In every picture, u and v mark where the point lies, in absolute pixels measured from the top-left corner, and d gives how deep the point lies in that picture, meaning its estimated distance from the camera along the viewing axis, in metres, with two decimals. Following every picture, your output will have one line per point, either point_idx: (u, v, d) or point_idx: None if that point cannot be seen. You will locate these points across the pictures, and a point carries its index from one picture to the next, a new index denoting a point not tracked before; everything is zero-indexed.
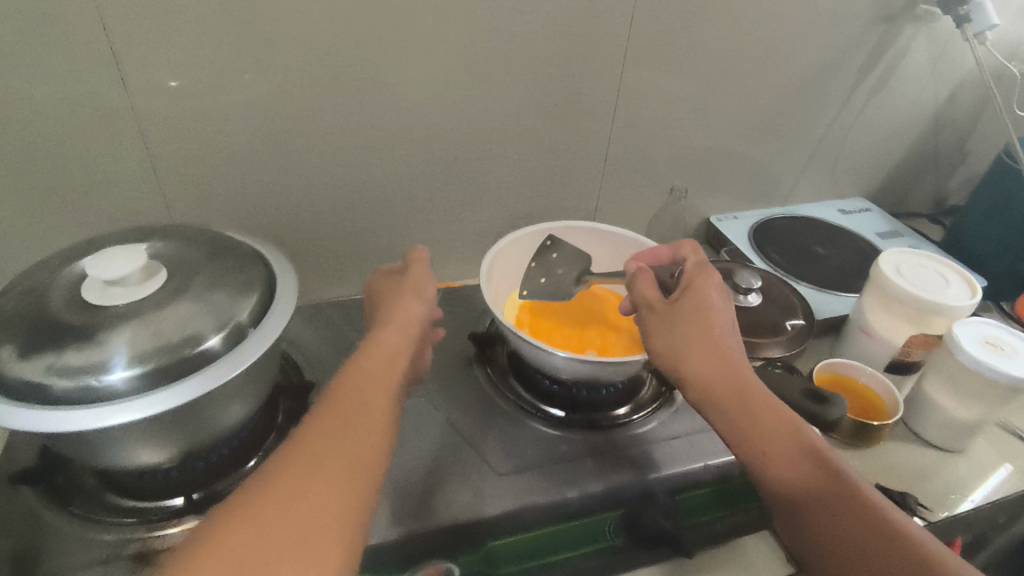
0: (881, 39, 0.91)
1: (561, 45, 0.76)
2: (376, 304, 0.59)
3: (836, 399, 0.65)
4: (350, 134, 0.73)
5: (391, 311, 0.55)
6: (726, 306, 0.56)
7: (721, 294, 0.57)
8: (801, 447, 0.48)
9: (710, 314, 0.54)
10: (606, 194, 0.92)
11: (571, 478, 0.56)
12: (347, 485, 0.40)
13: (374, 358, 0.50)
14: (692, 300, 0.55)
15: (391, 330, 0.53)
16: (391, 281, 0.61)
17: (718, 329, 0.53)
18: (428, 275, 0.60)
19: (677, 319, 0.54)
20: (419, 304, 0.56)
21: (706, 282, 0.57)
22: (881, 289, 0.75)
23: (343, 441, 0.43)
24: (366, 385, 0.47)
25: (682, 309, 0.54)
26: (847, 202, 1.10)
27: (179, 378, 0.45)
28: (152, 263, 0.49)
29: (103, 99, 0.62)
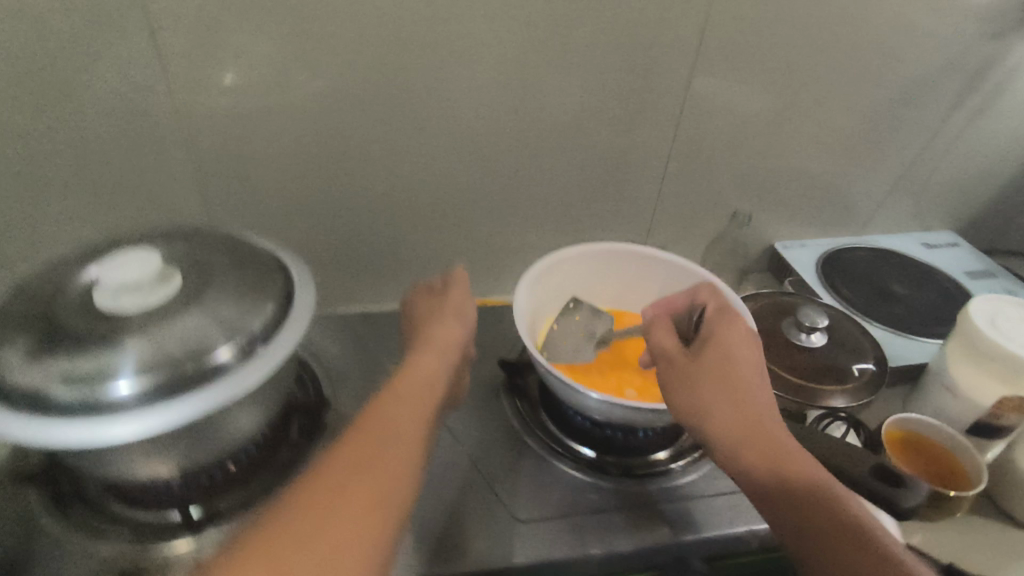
0: (989, 55, 0.81)
1: (621, 53, 0.70)
2: (409, 325, 0.55)
3: (915, 484, 0.54)
4: (392, 139, 0.70)
5: (430, 332, 0.52)
6: (756, 356, 0.50)
7: (750, 342, 0.51)
8: (837, 514, 0.41)
9: (737, 365, 0.49)
10: (661, 214, 0.86)
11: (598, 534, 0.51)
12: (372, 518, 0.35)
13: (411, 382, 0.46)
14: (714, 353, 0.50)
15: (430, 354, 0.49)
16: (428, 298, 0.57)
17: (743, 380, 0.48)
18: (466, 297, 0.56)
19: (701, 370, 0.49)
20: (458, 328, 0.53)
21: (730, 332, 0.51)
22: (968, 341, 0.66)
23: (371, 470, 0.38)
24: (400, 412, 0.43)
25: (705, 361, 0.49)
26: (933, 234, 0.99)
27: (184, 394, 0.42)
28: (167, 268, 0.46)
29: (145, 95, 0.61)
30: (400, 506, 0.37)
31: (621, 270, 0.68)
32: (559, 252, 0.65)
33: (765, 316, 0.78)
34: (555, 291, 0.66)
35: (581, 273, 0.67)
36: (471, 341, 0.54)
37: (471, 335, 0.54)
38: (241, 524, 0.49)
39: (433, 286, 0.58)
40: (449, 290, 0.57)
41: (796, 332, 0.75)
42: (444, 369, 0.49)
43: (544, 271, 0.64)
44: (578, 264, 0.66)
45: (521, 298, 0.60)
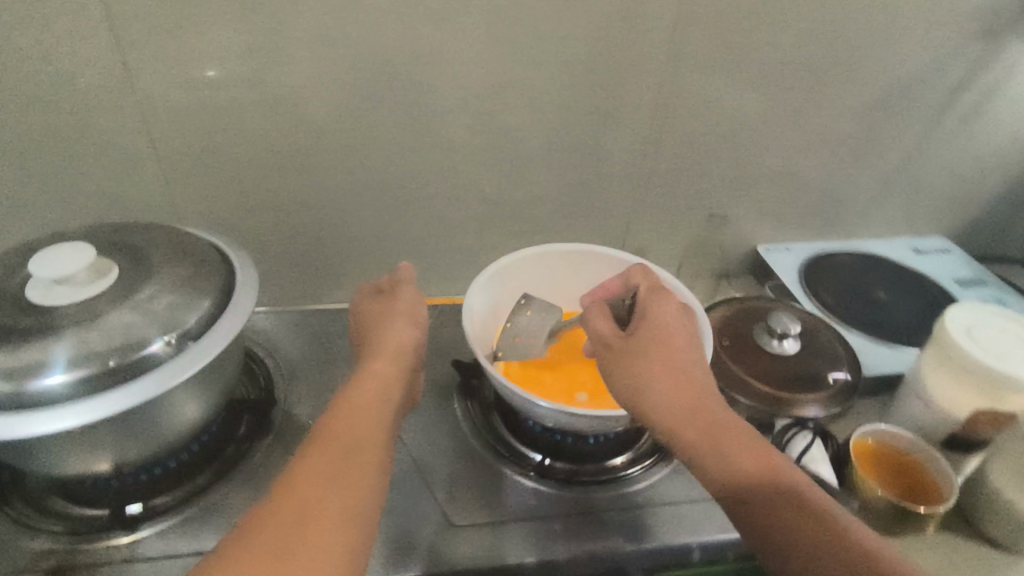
0: (980, 53, 0.78)
1: (589, 48, 0.69)
2: (357, 327, 0.55)
3: None
4: (359, 133, 0.71)
5: (379, 336, 0.51)
6: (686, 331, 0.53)
7: (680, 318, 0.54)
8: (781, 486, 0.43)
9: (672, 341, 0.51)
10: (638, 214, 0.85)
11: (535, 541, 0.50)
12: (344, 530, 0.37)
13: (365, 389, 0.47)
14: (648, 331, 0.52)
15: (383, 359, 0.49)
16: (377, 299, 0.56)
17: (678, 356, 0.50)
18: (418, 299, 0.56)
19: (641, 352, 0.50)
20: (410, 330, 0.52)
21: (662, 309, 0.53)
22: (943, 352, 0.63)
23: (334, 486, 0.39)
24: (357, 420, 0.44)
25: (642, 342, 0.51)
26: (925, 240, 0.96)
27: (112, 387, 0.42)
28: (103, 262, 0.46)
29: (107, 84, 0.62)
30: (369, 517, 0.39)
31: (583, 271, 0.67)
32: (518, 252, 0.65)
33: (738, 321, 0.76)
34: (511, 293, 0.66)
35: (542, 274, 0.67)
36: (425, 342, 0.53)
37: (424, 337, 0.54)
38: (176, 523, 0.50)
39: (385, 286, 0.57)
40: (399, 290, 0.56)
41: (768, 339, 0.73)
42: (399, 374, 0.49)
43: (500, 271, 0.64)
44: (538, 265, 0.66)
45: (473, 298, 0.60)
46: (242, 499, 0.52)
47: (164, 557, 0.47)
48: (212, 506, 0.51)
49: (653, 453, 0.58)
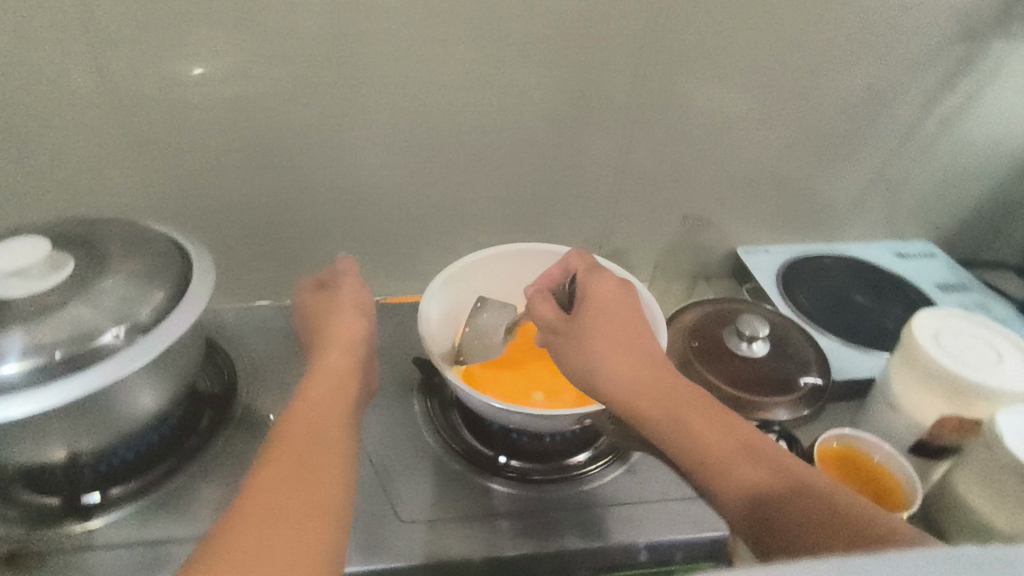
0: (962, 56, 0.77)
1: (561, 49, 0.70)
2: (307, 323, 0.56)
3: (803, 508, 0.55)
4: (333, 133, 0.71)
5: (329, 330, 0.53)
6: (623, 302, 0.55)
7: (618, 291, 0.56)
8: (727, 427, 0.45)
9: (611, 316, 0.53)
10: (616, 216, 0.85)
11: (484, 538, 0.51)
12: (316, 530, 0.36)
13: (320, 384, 0.47)
14: (590, 308, 0.54)
15: (336, 353, 0.50)
16: (321, 294, 0.58)
17: (621, 327, 0.53)
18: (360, 288, 0.57)
19: (584, 330, 0.53)
20: (359, 322, 0.54)
21: (597, 285, 0.56)
22: (910, 357, 0.63)
23: (303, 487, 0.38)
24: (315, 416, 0.44)
25: (584, 319, 0.53)
26: (910, 244, 0.96)
27: (70, 373, 0.43)
28: (59, 256, 0.47)
29: (84, 81, 0.63)
30: (339, 517, 0.38)
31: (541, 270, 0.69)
32: (473, 254, 0.66)
33: (709, 323, 0.76)
34: (470, 294, 0.67)
35: (501, 273, 0.69)
36: (376, 335, 0.55)
37: (373, 330, 0.55)
38: (131, 513, 0.50)
39: (327, 279, 0.60)
40: (342, 281, 0.57)
41: (737, 342, 0.72)
42: (353, 368, 0.50)
43: (455, 275, 0.65)
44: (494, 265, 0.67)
45: (427, 302, 0.61)
46: (200, 490, 0.53)
47: (117, 547, 0.48)
48: (168, 497, 0.52)
49: (608, 453, 0.58)
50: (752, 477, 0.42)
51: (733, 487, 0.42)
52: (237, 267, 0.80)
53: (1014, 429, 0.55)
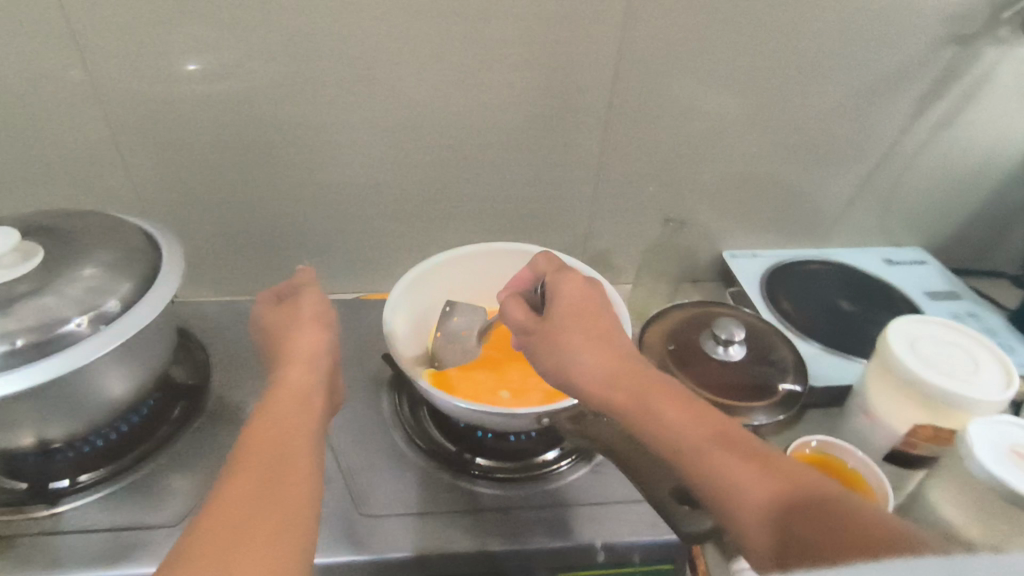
0: (952, 62, 0.76)
1: (541, 51, 0.70)
2: (264, 336, 0.55)
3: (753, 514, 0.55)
4: (316, 131, 0.73)
5: (289, 344, 0.51)
6: (594, 300, 0.53)
7: (588, 289, 0.54)
8: (710, 426, 0.44)
9: (586, 316, 0.51)
10: (599, 217, 0.85)
11: (442, 534, 0.51)
12: (282, 551, 0.36)
13: (281, 401, 0.46)
14: (563, 307, 0.52)
15: (299, 367, 0.49)
16: (278, 306, 0.56)
17: (597, 327, 0.50)
18: (320, 299, 0.55)
19: (560, 332, 0.50)
20: (322, 334, 0.52)
21: (567, 284, 0.54)
22: (886, 366, 0.62)
23: (267, 505, 0.37)
24: (279, 432, 0.43)
25: (558, 319, 0.51)
26: (901, 250, 0.96)
27: (36, 359, 0.44)
28: (30, 246, 0.48)
29: (71, 78, 0.65)
30: (307, 535, 0.37)
31: (513, 269, 0.70)
32: (445, 252, 0.67)
33: (688, 326, 0.76)
34: (441, 291, 0.68)
35: (473, 273, 0.69)
36: (340, 347, 0.53)
37: (337, 343, 0.54)
38: (99, 499, 0.51)
39: (285, 293, 0.58)
40: (302, 293, 0.56)
41: (714, 345, 0.72)
42: (318, 382, 0.49)
43: (425, 274, 0.66)
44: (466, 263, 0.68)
45: (395, 300, 0.62)
46: (169, 477, 0.54)
47: (83, 530, 0.49)
48: (136, 484, 0.53)
49: (573, 452, 0.58)
50: (758, 487, 0.40)
51: (739, 499, 0.40)
52: (226, 260, 0.82)
53: (986, 437, 0.54)
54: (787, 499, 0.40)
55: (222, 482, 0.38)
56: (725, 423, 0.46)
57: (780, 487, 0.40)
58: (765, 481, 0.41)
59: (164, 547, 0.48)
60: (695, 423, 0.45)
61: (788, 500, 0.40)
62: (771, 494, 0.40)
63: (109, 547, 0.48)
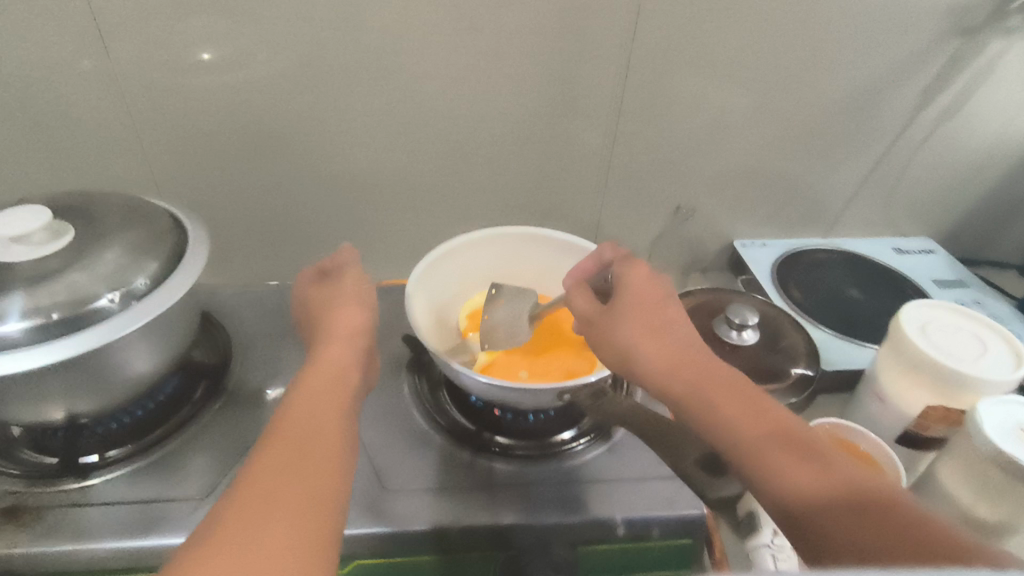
0: (958, 52, 0.77)
1: (553, 40, 0.70)
2: (305, 313, 0.56)
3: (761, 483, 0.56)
4: (330, 119, 0.73)
5: (330, 319, 0.52)
6: (660, 290, 0.54)
7: (654, 280, 0.55)
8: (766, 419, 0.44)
9: (648, 305, 0.53)
10: (609, 206, 0.86)
11: (459, 508, 0.52)
12: (310, 518, 0.36)
13: (320, 373, 0.47)
14: (627, 297, 0.54)
15: (337, 345, 0.50)
16: (321, 285, 0.57)
17: (660, 317, 0.52)
18: (363, 279, 0.57)
19: (621, 320, 0.52)
20: (359, 312, 0.53)
21: (632, 274, 0.55)
22: (898, 350, 0.63)
23: (296, 474, 0.38)
24: (318, 402, 0.44)
25: (621, 307, 0.53)
26: (908, 240, 0.97)
27: (69, 333, 0.45)
28: (59, 226, 0.49)
29: (89, 65, 0.66)
30: (335, 504, 0.38)
31: (529, 253, 0.70)
32: (463, 235, 0.68)
33: (700, 311, 0.77)
34: (458, 274, 0.69)
35: (488, 257, 0.70)
36: (376, 324, 0.54)
37: (375, 320, 0.55)
38: (127, 473, 0.52)
39: (328, 269, 0.59)
40: (343, 275, 0.58)
41: (727, 330, 0.73)
42: (354, 358, 0.50)
43: (446, 254, 0.67)
44: (483, 247, 0.69)
45: (416, 281, 0.62)
46: (193, 454, 0.54)
47: (111, 504, 0.50)
48: (162, 460, 0.54)
49: (590, 433, 0.59)
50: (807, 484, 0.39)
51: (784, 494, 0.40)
52: (244, 247, 0.83)
53: (993, 416, 0.55)
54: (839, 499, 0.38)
55: (255, 453, 0.39)
56: (784, 416, 0.44)
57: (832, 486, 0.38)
58: (816, 478, 0.39)
59: (190, 520, 0.49)
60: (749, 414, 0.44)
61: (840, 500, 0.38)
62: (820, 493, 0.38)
63: (139, 519, 0.49)
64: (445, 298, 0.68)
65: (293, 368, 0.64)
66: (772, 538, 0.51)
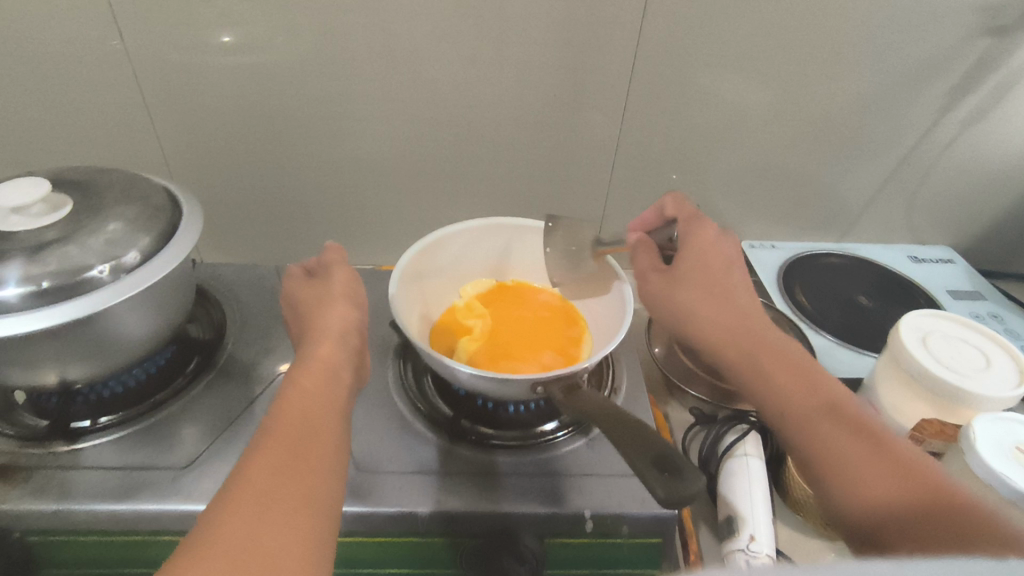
0: (986, 53, 0.74)
1: (561, 30, 0.70)
2: (295, 310, 0.56)
3: (745, 460, 0.58)
4: (336, 105, 0.74)
5: (320, 318, 0.52)
6: (725, 255, 0.56)
7: (719, 244, 0.57)
8: (817, 395, 0.47)
9: (711, 269, 0.55)
10: (614, 202, 0.85)
11: (433, 493, 0.52)
12: (308, 517, 0.36)
13: (312, 373, 0.46)
14: (691, 259, 0.56)
15: (330, 341, 0.50)
16: (309, 283, 0.57)
17: (721, 284, 0.54)
18: (351, 275, 0.57)
19: (683, 283, 0.55)
20: (351, 311, 0.54)
21: (698, 238, 0.57)
22: (895, 360, 0.61)
23: (293, 472, 0.38)
24: (309, 404, 0.44)
25: (685, 269, 0.55)
26: (927, 249, 0.93)
27: (61, 301, 0.47)
28: (58, 199, 0.51)
29: (104, 42, 0.68)
30: (330, 504, 0.38)
31: (527, 245, 0.71)
32: (459, 223, 0.69)
33: None
34: (453, 261, 0.69)
35: (483, 245, 0.70)
36: (366, 325, 0.55)
37: (364, 318, 0.55)
38: (117, 438, 0.54)
39: (314, 268, 0.59)
40: (332, 270, 0.57)
41: None
42: (346, 357, 0.50)
43: (443, 239, 0.68)
44: (479, 236, 0.69)
45: (413, 255, 0.65)
46: (180, 425, 0.56)
47: (98, 467, 0.52)
48: (150, 428, 0.56)
49: (570, 425, 0.59)
50: (869, 471, 0.42)
51: (844, 479, 0.42)
52: (253, 228, 0.85)
53: (990, 436, 0.53)
54: (908, 496, 0.39)
55: (250, 451, 0.39)
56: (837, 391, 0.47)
57: (899, 479, 0.40)
58: (880, 466, 0.41)
59: (171, 486, 0.51)
60: (803, 391, 0.47)
61: (912, 497, 0.39)
62: (886, 484, 0.41)
63: (120, 485, 0.50)
64: (454, 272, 0.70)
65: (286, 347, 0.65)
66: (747, 544, 0.53)
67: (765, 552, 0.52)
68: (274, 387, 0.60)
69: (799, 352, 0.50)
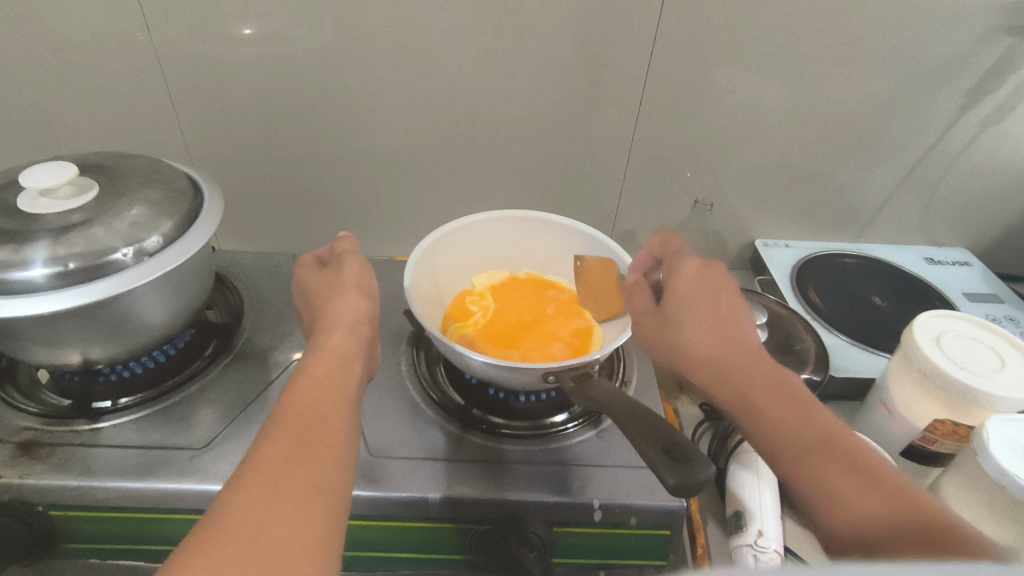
0: (1008, 52, 0.73)
1: (578, 24, 0.70)
2: (308, 298, 0.57)
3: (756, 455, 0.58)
4: (353, 97, 0.75)
5: (332, 308, 0.53)
6: (711, 287, 0.55)
7: (704, 276, 0.55)
8: (809, 431, 0.45)
9: (696, 304, 0.54)
10: (627, 197, 0.86)
11: (443, 478, 0.53)
12: (319, 507, 0.37)
13: (323, 363, 0.47)
14: (676, 296, 0.55)
15: (339, 334, 0.51)
16: (322, 271, 0.58)
17: (709, 321, 0.53)
18: (362, 264, 0.58)
19: (672, 321, 0.54)
20: (362, 301, 0.54)
21: (681, 274, 0.56)
22: (908, 360, 0.61)
23: (303, 462, 0.38)
24: (320, 394, 0.44)
25: (671, 307, 0.55)
26: (943, 250, 0.93)
27: (85, 282, 0.48)
28: (84, 183, 0.52)
29: (128, 31, 0.69)
30: (340, 494, 0.39)
31: (540, 237, 0.71)
32: (475, 214, 0.69)
33: None
34: (467, 251, 0.70)
35: (498, 236, 0.71)
36: (377, 314, 0.55)
37: (376, 307, 0.56)
38: (136, 418, 0.56)
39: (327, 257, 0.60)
40: (344, 260, 0.58)
41: None
42: (356, 347, 0.51)
43: (457, 230, 0.68)
44: (493, 227, 0.70)
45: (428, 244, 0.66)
46: (198, 406, 0.57)
47: (118, 445, 0.53)
48: (168, 409, 0.57)
49: (581, 417, 0.59)
50: (862, 506, 0.39)
51: (835, 513, 0.40)
52: (271, 217, 0.86)
53: (1005, 437, 0.52)
54: (890, 527, 0.37)
55: (261, 439, 0.39)
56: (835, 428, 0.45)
57: (886, 510, 0.38)
58: (870, 501, 0.39)
59: (187, 465, 0.52)
60: (796, 427, 0.45)
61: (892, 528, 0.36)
62: (874, 514, 0.38)
63: (138, 463, 0.52)
64: (467, 262, 0.70)
65: (301, 334, 0.66)
66: (756, 539, 0.53)
67: (773, 548, 0.52)
68: (289, 371, 0.61)
69: (794, 388, 0.48)
